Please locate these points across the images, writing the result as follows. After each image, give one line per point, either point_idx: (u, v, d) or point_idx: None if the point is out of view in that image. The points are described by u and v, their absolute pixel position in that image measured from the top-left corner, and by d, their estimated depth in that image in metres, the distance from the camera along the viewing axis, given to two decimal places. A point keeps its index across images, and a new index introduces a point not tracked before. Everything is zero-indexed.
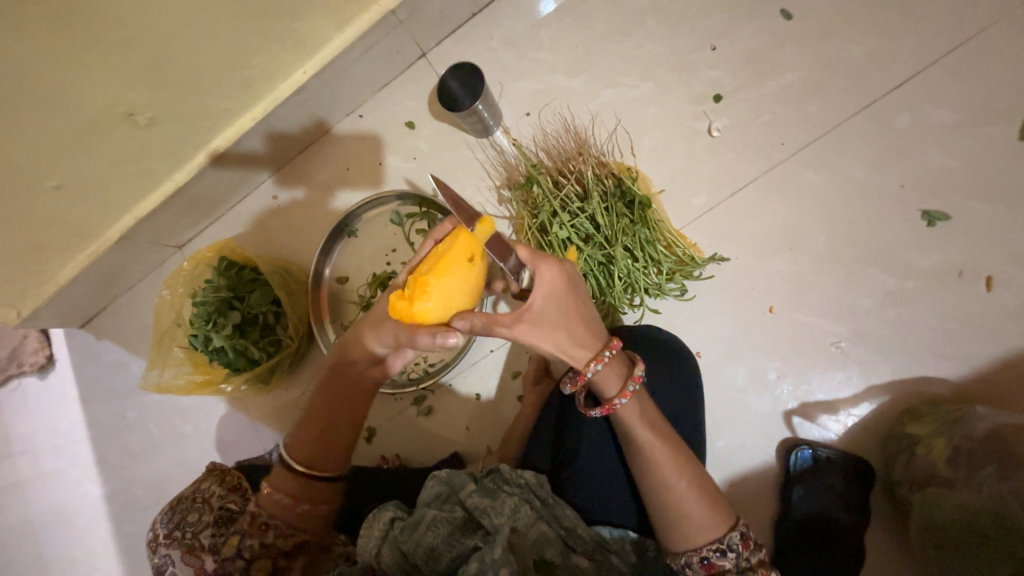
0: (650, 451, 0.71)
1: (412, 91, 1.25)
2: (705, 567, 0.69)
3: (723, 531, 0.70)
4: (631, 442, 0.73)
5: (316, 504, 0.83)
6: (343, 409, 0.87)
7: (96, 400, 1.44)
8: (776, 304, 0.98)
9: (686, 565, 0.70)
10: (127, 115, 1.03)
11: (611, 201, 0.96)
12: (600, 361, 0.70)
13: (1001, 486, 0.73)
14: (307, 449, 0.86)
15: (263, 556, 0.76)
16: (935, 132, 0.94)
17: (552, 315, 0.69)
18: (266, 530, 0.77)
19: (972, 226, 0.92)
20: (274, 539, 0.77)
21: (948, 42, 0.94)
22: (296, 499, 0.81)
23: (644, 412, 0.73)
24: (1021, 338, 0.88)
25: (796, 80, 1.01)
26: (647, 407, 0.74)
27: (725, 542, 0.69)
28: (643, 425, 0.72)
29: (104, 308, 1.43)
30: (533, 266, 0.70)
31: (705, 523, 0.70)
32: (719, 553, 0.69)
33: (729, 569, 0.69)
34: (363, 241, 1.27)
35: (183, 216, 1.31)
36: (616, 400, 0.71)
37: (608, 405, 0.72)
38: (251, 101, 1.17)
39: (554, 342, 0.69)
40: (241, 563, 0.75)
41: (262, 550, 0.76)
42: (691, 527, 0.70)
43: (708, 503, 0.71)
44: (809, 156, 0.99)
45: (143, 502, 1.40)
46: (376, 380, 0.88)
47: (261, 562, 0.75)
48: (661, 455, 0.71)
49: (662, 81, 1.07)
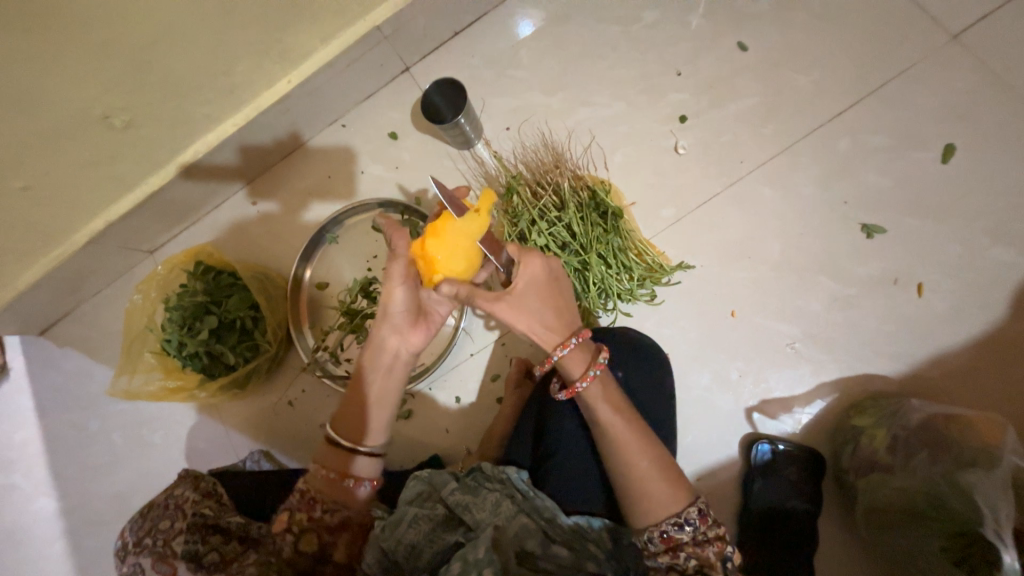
0: (614, 432, 0.76)
1: (395, 102, 1.29)
2: (664, 541, 0.73)
3: (682, 506, 0.74)
4: (597, 425, 0.78)
5: (359, 480, 0.83)
6: (381, 382, 0.87)
7: (55, 410, 1.38)
8: (737, 309, 1.06)
9: (648, 541, 0.74)
10: (103, 118, 1.03)
11: (587, 211, 1.02)
12: (564, 347, 0.77)
13: (933, 468, 0.81)
14: (347, 427, 0.86)
15: (310, 531, 0.78)
16: (872, 154, 1.05)
17: (529, 298, 0.78)
18: (314, 505, 0.80)
19: (904, 237, 1.02)
20: (321, 515, 0.79)
21: (880, 76, 1.06)
22: (343, 474, 0.83)
23: (609, 398, 0.78)
24: (949, 338, 0.98)
25: (752, 105, 1.11)
26: (611, 393, 0.79)
27: (684, 516, 0.73)
28: (606, 408, 0.77)
29: (68, 313, 1.39)
30: (521, 257, 0.79)
31: (664, 499, 0.74)
32: (677, 527, 0.73)
33: (686, 541, 0.73)
34: (343, 247, 1.28)
35: (158, 219, 1.29)
36: (579, 383, 0.77)
37: (571, 387, 0.78)
38: (233, 107, 1.18)
39: (529, 324, 0.78)
40: (291, 538, 0.78)
41: (311, 524, 0.78)
42: (652, 501, 0.74)
43: (669, 480, 0.75)
44: (764, 174, 1.09)
45: (103, 517, 1.33)
46: (414, 349, 0.87)
47: (309, 536, 0.78)
48: (625, 437, 0.76)
49: (633, 101, 1.16)
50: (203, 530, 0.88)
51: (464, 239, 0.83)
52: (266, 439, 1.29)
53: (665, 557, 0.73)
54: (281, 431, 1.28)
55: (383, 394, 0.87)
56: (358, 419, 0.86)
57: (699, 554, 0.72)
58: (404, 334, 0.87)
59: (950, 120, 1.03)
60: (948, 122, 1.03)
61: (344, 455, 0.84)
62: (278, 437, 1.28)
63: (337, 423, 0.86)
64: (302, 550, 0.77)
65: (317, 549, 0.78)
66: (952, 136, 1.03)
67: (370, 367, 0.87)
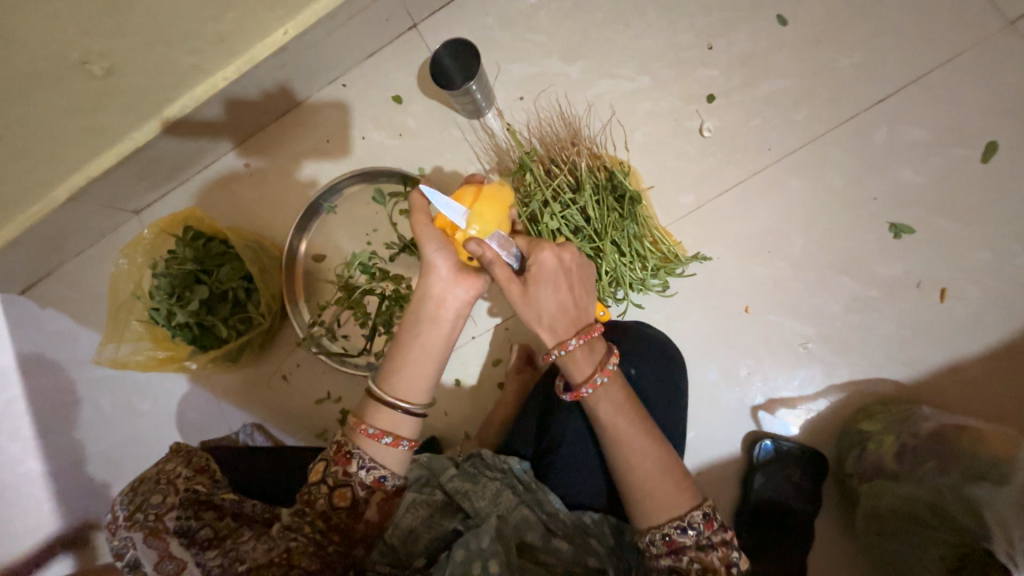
0: (616, 429, 0.74)
1: (401, 62, 1.19)
2: (666, 544, 0.71)
3: (686, 509, 0.71)
4: (599, 422, 0.75)
5: (399, 439, 0.75)
6: (429, 331, 0.77)
7: (40, 372, 1.33)
8: (752, 305, 1.03)
9: (650, 542, 0.72)
10: (81, 64, 0.94)
11: (604, 194, 0.96)
12: (562, 349, 0.73)
13: (941, 479, 0.80)
14: (388, 382, 0.77)
15: (344, 485, 0.73)
16: (909, 148, 0.99)
17: (540, 289, 0.74)
18: (350, 459, 0.74)
19: (932, 239, 0.98)
20: (356, 471, 0.73)
21: (927, 62, 0.99)
22: (381, 430, 0.75)
23: (612, 394, 0.75)
24: (966, 346, 0.96)
25: (786, 87, 1.03)
26: (613, 390, 0.75)
27: (687, 520, 0.70)
28: (607, 404, 0.74)
29: (50, 273, 1.32)
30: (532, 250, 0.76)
31: (667, 500, 0.72)
32: (680, 530, 0.70)
33: (689, 545, 0.71)
34: (341, 218, 1.21)
35: (142, 178, 1.21)
36: (583, 389, 0.73)
37: (575, 391, 0.74)
38: (224, 59, 1.08)
39: (532, 317, 0.74)
40: (325, 491, 0.73)
41: (346, 478, 0.73)
42: (654, 502, 0.72)
43: (673, 480, 0.72)
44: (792, 163, 1.02)
45: (91, 481, 1.31)
46: (466, 299, 0.79)
47: (343, 490, 0.73)
48: (628, 435, 0.73)
49: (658, 75, 1.07)
50: (196, 505, 0.87)
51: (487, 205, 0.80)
52: (260, 413, 1.26)
53: (666, 560, 0.71)
54: (276, 405, 1.25)
55: (429, 348, 0.78)
56: (399, 372, 0.77)
57: (703, 559, 0.70)
58: (453, 284, 0.78)
59: (995, 116, 0.97)
60: (993, 118, 0.97)
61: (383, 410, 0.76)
62: (272, 411, 1.25)
63: (375, 378, 0.78)
64: (335, 505, 0.73)
65: (350, 504, 0.73)
66: (995, 134, 0.97)
67: (415, 317, 0.78)
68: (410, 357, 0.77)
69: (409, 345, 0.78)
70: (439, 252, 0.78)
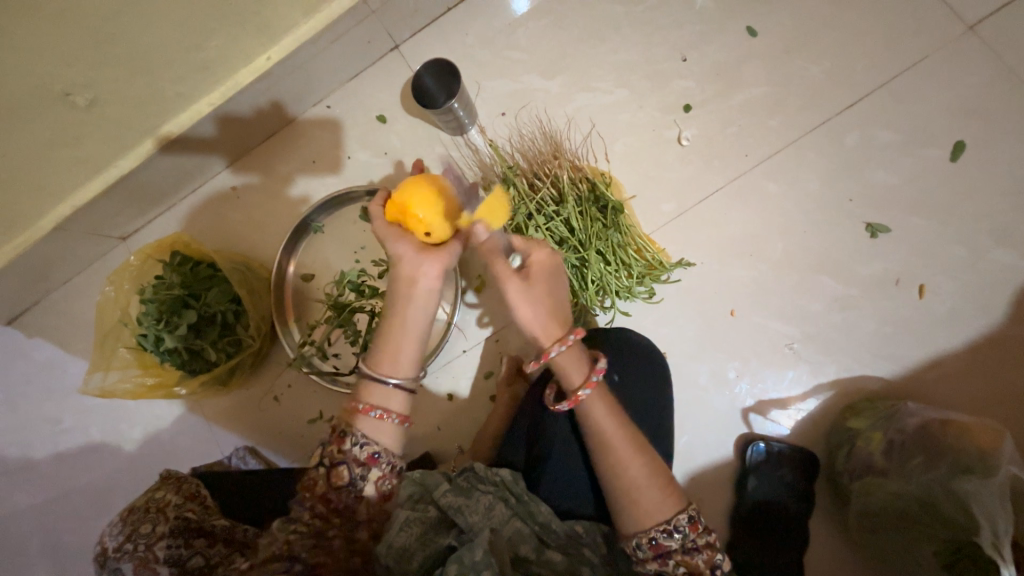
0: (604, 434, 0.73)
1: (384, 82, 1.21)
2: (653, 548, 0.71)
3: (672, 513, 0.71)
4: (588, 426, 0.75)
5: (387, 412, 0.79)
6: (404, 308, 0.81)
7: (27, 403, 1.31)
8: (737, 308, 1.04)
9: (636, 547, 0.71)
10: (64, 95, 0.96)
11: (586, 205, 0.97)
12: (562, 343, 0.73)
13: (928, 475, 0.80)
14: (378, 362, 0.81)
15: (341, 464, 0.76)
16: (880, 150, 1.02)
17: (539, 280, 0.76)
18: (344, 438, 0.78)
19: (907, 237, 1.00)
20: (350, 446, 0.76)
21: (893, 68, 1.02)
22: (369, 405, 0.78)
23: (600, 398, 0.75)
24: (947, 341, 0.97)
25: (759, 94, 1.06)
26: (603, 395, 0.75)
27: (672, 524, 0.70)
28: (597, 406, 0.74)
29: (37, 302, 1.32)
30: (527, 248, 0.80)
31: (653, 504, 0.71)
32: (666, 534, 0.70)
33: (675, 549, 0.70)
34: (329, 237, 1.22)
35: (129, 205, 1.21)
36: (583, 389, 0.73)
37: (574, 396, 0.74)
38: (208, 85, 1.09)
39: (533, 311, 0.73)
40: (324, 472, 0.76)
41: (341, 456, 0.76)
42: (640, 507, 0.71)
43: (658, 485, 0.72)
44: (769, 168, 1.05)
45: (79, 513, 1.28)
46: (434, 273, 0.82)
47: (340, 469, 0.76)
48: (615, 438, 0.73)
49: (635, 88, 1.10)
50: (187, 533, 0.85)
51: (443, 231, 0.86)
52: (251, 435, 1.24)
53: (653, 564, 0.70)
54: (267, 426, 1.24)
55: (409, 322, 0.81)
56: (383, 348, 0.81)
57: (688, 562, 0.70)
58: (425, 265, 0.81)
59: (961, 117, 1.00)
60: (959, 119, 1.00)
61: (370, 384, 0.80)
62: (264, 433, 1.24)
63: (366, 360, 0.82)
64: (335, 485, 0.75)
65: (349, 483, 0.76)
66: (961, 134, 1.00)
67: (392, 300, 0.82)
68: (392, 334, 0.81)
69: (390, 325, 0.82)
70: (399, 243, 0.83)
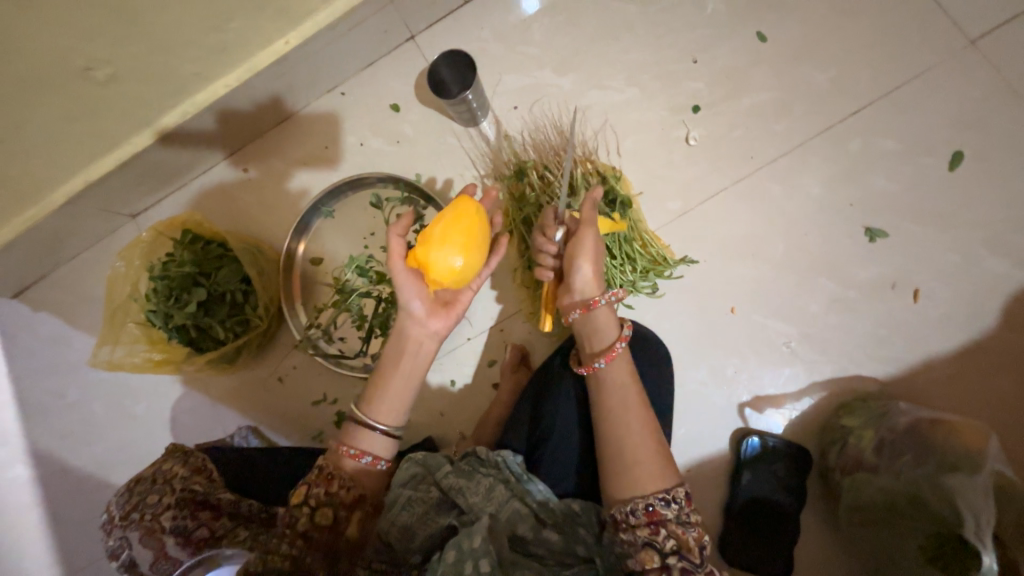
0: (623, 396, 0.79)
1: (399, 72, 1.23)
2: (647, 515, 0.71)
3: (670, 485, 0.73)
4: (603, 385, 0.81)
5: (377, 459, 0.84)
6: (405, 363, 0.87)
7: (31, 376, 1.32)
8: (737, 305, 1.07)
9: (629, 513, 0.72)
10: (85, 70, 0.98)
11: (596, 199, 1.00)
12: (614, 294, 0.84)
13: (917, 470, 0.83)
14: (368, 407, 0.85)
15: (326, 505, 0.79)
16: (882, 157, 1.05)
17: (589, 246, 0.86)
18: (332, 479, 0.81)
19: (904, 243, 1.03)
20: (338, 489, 0.80)
21: (897, 78, 1.05)
22: (361, 451, 0.83)
23: (619, 361, 0.82)
24: (939, 344, 1.01)
25: (766, 99, 1.09)
26: (622, 360, 0.82)
27: (671, 493, 0.72)
28: (614, 368, 0.81)
29: (44, 276, 1.33)
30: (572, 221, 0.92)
31: (654, 473, 0.74)
32: (663, 502, 0.72)
33: (669, 519, 0.71)
34: (339, 222, 1.24)
35: (141, 183, 1.22)
36: (619, 341, 0.82)
37: (612, 347, 0.82)
38: (225, 67, 1.10)
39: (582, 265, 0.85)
40: (307, 511, 0.78)
41: (327, 498, 0.79)
42: (641, 474, 0.74)
43: (662, 455, 0.76)
44: (773, 171, 1.08)
45: (79, 487, 1.29)
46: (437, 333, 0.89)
47: (325, 509, 0.78)
48: (631, 402, 0.79)
49: (646, 87, 1.12)
50: (192, 506, 0.87)
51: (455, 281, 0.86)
52: (255, 415, 1.26)
53: (644, 531, 0.71)
54: (271, 407, 1.25)
55: (406, 375, 0.87)
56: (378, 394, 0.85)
57: (679, 535, 0.70)
58: (427, 322, 0.88)
59: (961, 128, 1.03)
60: (958, 130, 1.03)
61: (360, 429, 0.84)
62: (268, 414, 1.25)
63: (356, 405, 0.86)
64: (317, 523, 0.77)
65: (331, 523, 0.78)
66: (960, 145, 1.03)
67: (391, 350, 0.87)
68: (390, 383, 0.86)
69: (388, 376, 0.86)
70: (411, 292, 0.86)
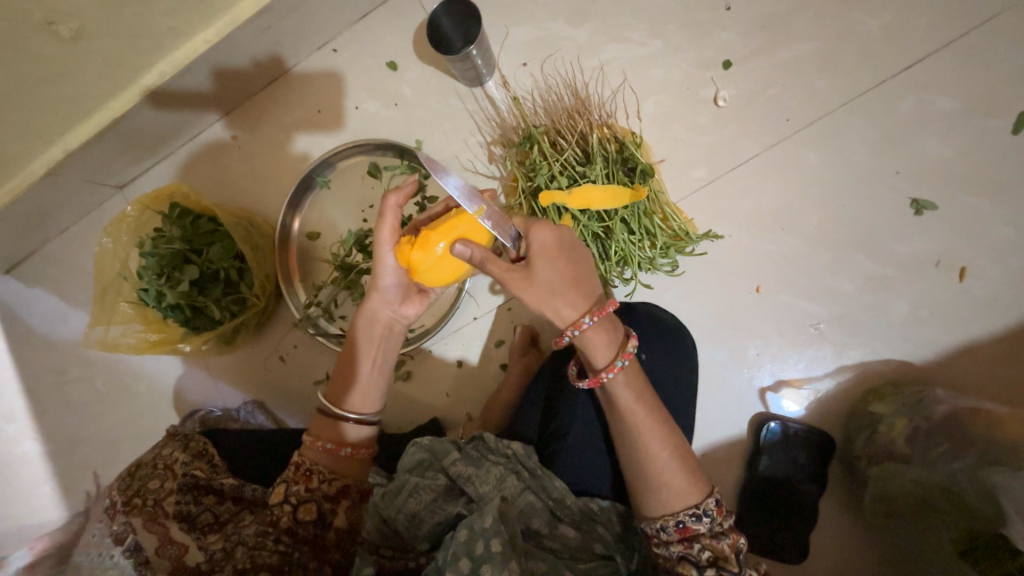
0: (635, 419, 0.70)
1: (394, 24, 1.11)
2: (679, 531, 0.69)
3: (701, 497, 0.70)
4: (611, 406, 0.72)
5: (356, 449, 0.83)
6: (375, 350, 0.84)
7: (30, 352, 1.30)
8: (763, 284, 0.99)
9: (661, 529, 0.70)
10: (46, 24, 0.86)
11: (614, 166, 0.91)
12: (577, 328, 0.68)
13: (956, 463, 0.79)
14: (336, 395, 0.84)
15: (309, 500, 0.76)
16: (935, 119, 0.93)
17: (543, 271, 0.68)
18: (311, 476, 0.78)
19: (953, 217, 0.94)
20: (318, 485, 0.78)
21: (961, 25, 0.92)
22: (336, 445, 0.81)
23: (628, 375, 0.71)
24: (983, 328, 0.93)
25: (808, 52, 0.96)
26: (632, 375, 0.72)
27: (701, 508, 0.69)
28: (626, 386, 0.71)
29: (35, 251, 1.28)
30: (527, 228, 0.73)
31: (682, 488, 0.69)
32: (695, 518, 0.68)
33: (702, 532, 0.69)
34: (335, 193, 1.16)
35: (124, 151, 1.14)
36: (604, 373, 0.69)
37: (595, 377, 0.71)
38: (202, 20, 0.99)
39: (539, 299, 0.68)
40: (289, 509, 0.75)
41: (309, 494, 0.77)
42: (669, 490, 0.70)
43: (687, 471, 0.70)
44: (812, 135, 0.97)
45: (87, 462, 1.29)
46: (408, 320, 0.85)
47: (308, 505, 0.76)
48: (644, 424, 0.70)
49: (670, 39, 1.00)
50: (195, 491, 0.85)
51: (437, 272, 0.78)
52: (257, 392, 1.23)
53: (678, 547, 0.69)
54: (273, 387, 1.22)
55: (375, 362, 0.84)
56: (352, 387, 0.83)
57: (715, 547, 0.68)
58: (398, 306, 0.83)
59: None
60: None
61: (333, 423, 0.82)
62: (271, 392, 1.22)
63: (327, 395, 0.85)
64: (301, 519, 0.75)
65: (317, 517, 0.76)
66: None
67: (362, 336, 0.83)
68: (359, 372, 0.84)
69: (357, 364, 0.84)
70: (387, 274, 0.80)
